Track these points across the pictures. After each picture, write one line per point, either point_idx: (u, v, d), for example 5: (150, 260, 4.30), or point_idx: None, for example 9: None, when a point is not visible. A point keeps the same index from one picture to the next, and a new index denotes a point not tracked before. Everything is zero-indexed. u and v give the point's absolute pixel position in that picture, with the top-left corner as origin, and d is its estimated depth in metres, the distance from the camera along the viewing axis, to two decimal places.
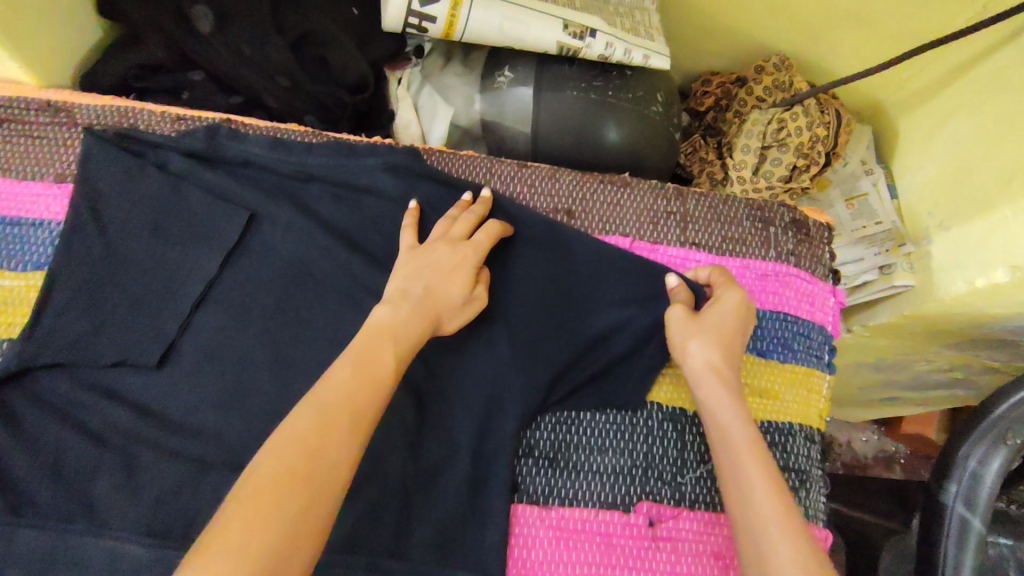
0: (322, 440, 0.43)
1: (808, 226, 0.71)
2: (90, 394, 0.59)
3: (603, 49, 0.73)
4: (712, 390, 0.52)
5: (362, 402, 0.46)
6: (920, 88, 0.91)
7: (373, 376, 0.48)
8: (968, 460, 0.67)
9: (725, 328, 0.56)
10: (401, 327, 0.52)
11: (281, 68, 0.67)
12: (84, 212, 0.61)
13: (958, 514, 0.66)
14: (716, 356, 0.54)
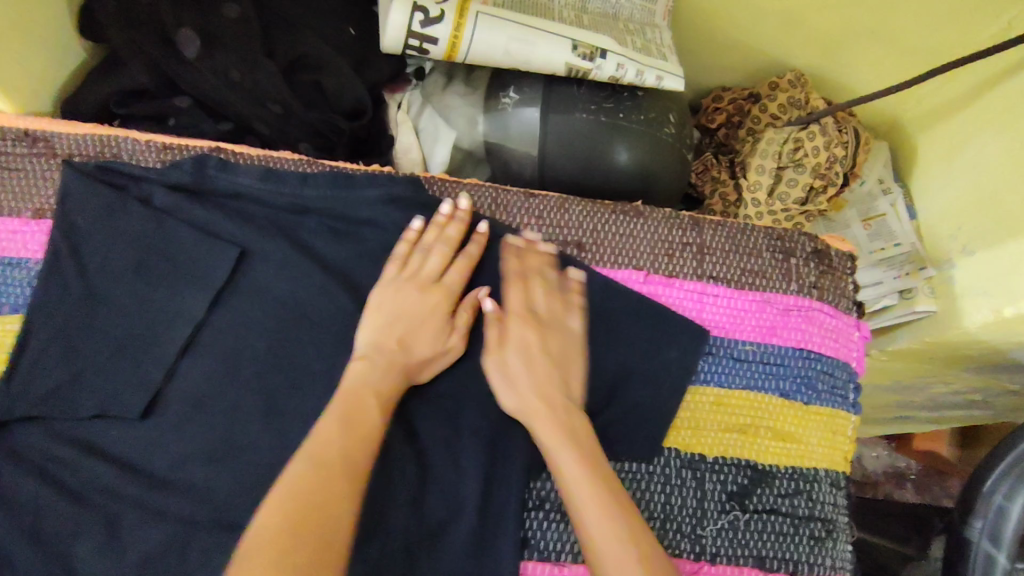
0: (321, 496, 0.44)
1: (831, 256, 0.67)
2: (70, 448, 0.55)
3: (614, 70, 0.69)
4: (550, 440, 0.54)
5: (355, 455, 0.48)
6: (941, 105, 0.87)
7: (362, 430, 0.50)
8: (994, 494, 0.62)
9: (527, 372, 0.57)
10: (373, 378, 0.54)
11: (273, 94, 0.62)
12: (63, 251, 0.57)
13: (983, 549, 0.61)
14: (547, 402, 0.56)
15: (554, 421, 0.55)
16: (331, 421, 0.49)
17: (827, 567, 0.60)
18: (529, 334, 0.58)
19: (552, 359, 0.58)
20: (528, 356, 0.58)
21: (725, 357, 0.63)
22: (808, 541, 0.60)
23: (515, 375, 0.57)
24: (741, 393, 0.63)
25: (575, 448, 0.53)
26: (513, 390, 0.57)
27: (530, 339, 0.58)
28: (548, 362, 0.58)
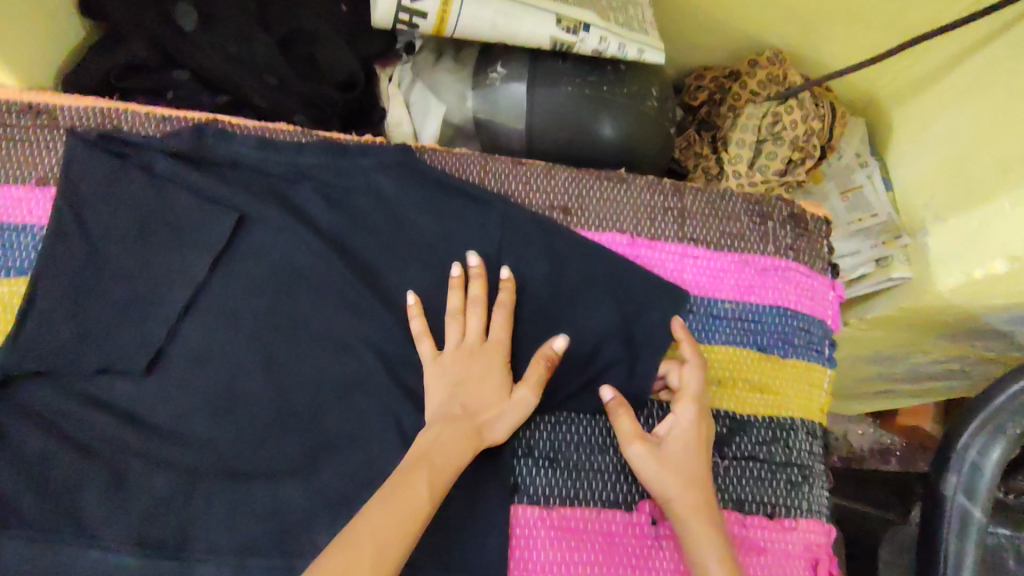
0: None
1: (806, 220, 0.70)
2: (77, 402, 0.57)
3: (597, 44, 0.72)
4: (705, 537, 0.54)
5: (390, 552, 0.44)
6: (915, 79, 0.91)
7: (405, 522, 0.46)
8: (968, 451, 0.68)
9: (689, 464, 0.56)
10: (440, 454, 0.51)
11: (269, 67, 0.65)
12: (68, 216, 0.60)
13: (959, 504, 0.67)
14: (699, 495, 0.55)
15: (702, 517, 0.55)
16: (380, 510, 0.46)
17: (804, 509, 0.62)
18: (695, 430, 0.57)
19: (704, 453, 0.58)
20: (702, 450, 0.57)
21: (705, 314, 0.66)
22: (785, 485, 0.63)
23: (659, 470, 0.56)
24: (721, 348, 0.66)
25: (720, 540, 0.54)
26: (664, 482, 0.56)
27: (700, 434, 0.58)
28: (706, 457, 0.58)
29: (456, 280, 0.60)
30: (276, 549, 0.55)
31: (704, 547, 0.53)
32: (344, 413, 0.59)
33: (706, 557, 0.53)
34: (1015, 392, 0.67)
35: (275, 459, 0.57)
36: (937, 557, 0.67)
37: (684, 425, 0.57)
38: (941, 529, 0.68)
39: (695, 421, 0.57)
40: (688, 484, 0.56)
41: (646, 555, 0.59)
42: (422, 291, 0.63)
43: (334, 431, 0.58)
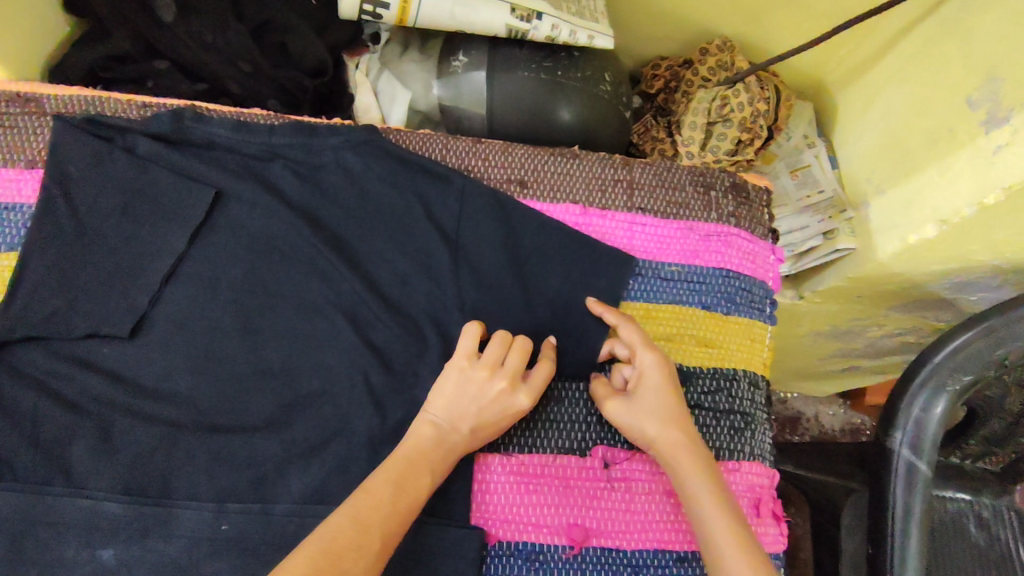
0: (361, 529, 0.47)
1: (748, 189, 0.75)
2: (65, 364, 0.61)
3: (550, 31, 0.77)
4: (685, 466, 0.57)
5: (400, 506, 0.51)
6: (858, 62, 0.97)
7: (414, 487, 0.52)
8: (912, 408, 0.73)
9: (659, 403, 0.60)
10: (445, 450, 0.56)
11: (243, 54, 0.70)
12: (56, 194, 0.64)
13: (905, 458, 0.72)
14: (673, 431, 0.59)
15: (677, 450, 0.58)
16: (391, 473, 0.52)
17: (747, 453, 0.67)
18: (660, 372, 0.61)
19: (675, 390, 0.61)
20: (671, 388, 0.61)
21: (653, 276, 0.71)
22: (729, 430, 0.67)
23: (633, 418, 0.60)
24: (668, 307, 0.71)
25: (700, 466, 0.57)
26: (641, 427, 0.59)
27: (666, 373, 0.61)
28: (676, 394, 0.61)
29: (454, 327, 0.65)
30: (255, 495, 0.59)
31: (682, 475, 0.57)
32: (317, 370, 0.63)
33: (688, 484, 0.56)
34: (955, 349, 0.72)
35: (251, 413, 0.61)
36: (887, 507, 0.72)
37: (649, 370, 0.61)
38: (890, 481, 0.73)
39: (657, 363, 0.61)
40: (662, 422, 0.59)
41: (599, 496, 0.63)
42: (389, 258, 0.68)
43: (308, 387, 0.63)
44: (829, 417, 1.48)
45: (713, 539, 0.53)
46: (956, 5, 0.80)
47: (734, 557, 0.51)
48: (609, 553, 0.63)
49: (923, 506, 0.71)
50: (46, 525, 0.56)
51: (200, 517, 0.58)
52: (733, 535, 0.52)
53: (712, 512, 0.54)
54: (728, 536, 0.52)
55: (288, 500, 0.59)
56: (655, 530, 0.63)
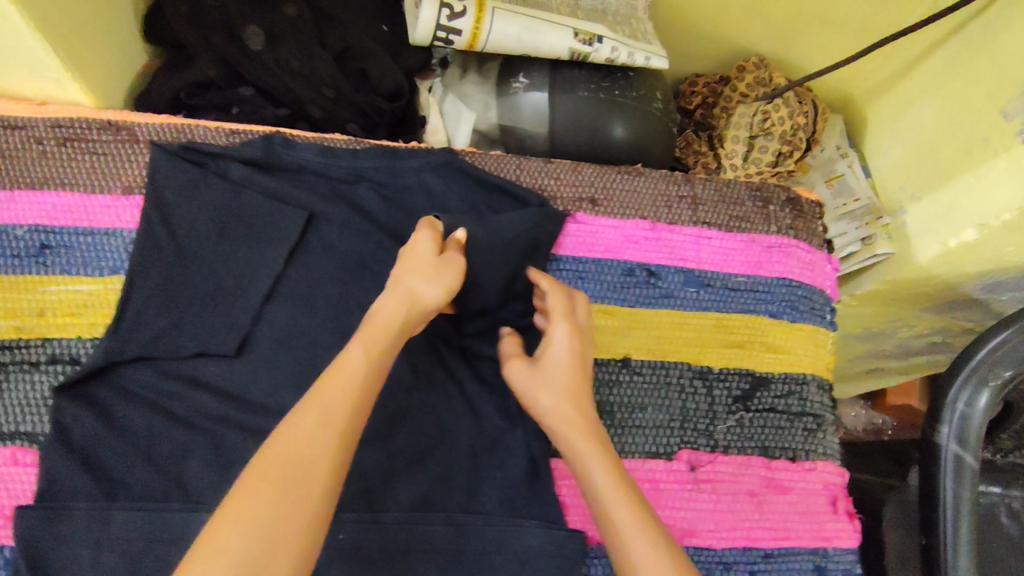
0: (306, 445, 0.45)
1: (801, 203, 0.80)
2: (176, 382, 0.63)
3: (610, 53, 0.81)
4: (579, 440, 0.56)
5: (344, 415, 0.47)
6: (886, 76, 1.02)
7: (339, 395, 0.48)
8: (957, 403, 0.77)
9: (561, 377, 0.59)
10: (371, 327, 0.54)
11: (327, 81, 0.73)
12: (155, 218, 0.67)
13: (953, 452, 0.76)
14: (572, 404, 0.58)
15: (578, 423, 0.57)
16: (329, 383, 0.49)
17: (820, 452, 0.71)
18: (568, 345, 0.61)
19: (579, 367, 0.61)
20: (576, 364, 0.61)
21: (722, 287, 0.75)
22: (803, 432, 0.72)
23: (534, 387, 0.59)
24: (737, 316, 0.75)
25: (596, 440, 0.56)
26: (543, 399, 0.59)
27: (574, 348, 0.61)
28: (579, 369, 0.61)
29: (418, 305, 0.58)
30: (364, 504, 0.61)
31: (581, 448, 0.56)
32: (415, 382, 0.66)
33: (581, 456, 0.55)
34: (995, 345, 0.76)
35: None
36: (939, 500, 0.76)
37: (558, 342, 0.61)
38: (938, 474, 0.76)
39: (566, 336, 0.61)
40: (561, 395, 0.58)
41: (687, 497, 0.67)
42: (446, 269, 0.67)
43: (406, 399, 0.65)
44: (851, 418, 1.53)
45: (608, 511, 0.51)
46: (982, 23, 0.85)
47: (630, 529, 0.49)
48: (700, 552, 0.66)
49: (971, 496, 0.75)
50: (167, 541, 0.58)
51: None
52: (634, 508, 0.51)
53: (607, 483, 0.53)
54: (623, 504, 0.51)
55: (396, 508, 0.62)
56: (742, 528, 0.67)
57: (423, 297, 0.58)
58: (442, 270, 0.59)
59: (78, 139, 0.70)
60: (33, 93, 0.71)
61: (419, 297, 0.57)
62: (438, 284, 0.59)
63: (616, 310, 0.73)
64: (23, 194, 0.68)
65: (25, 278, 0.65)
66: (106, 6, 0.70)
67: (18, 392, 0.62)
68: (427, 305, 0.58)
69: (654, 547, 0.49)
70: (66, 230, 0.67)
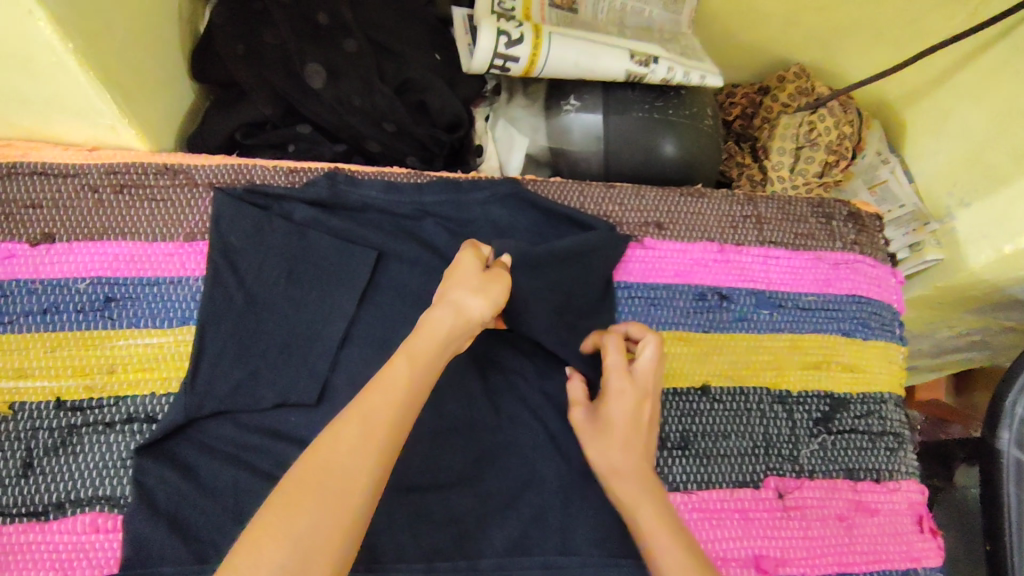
0: (346, 459, 0.41)
1: (863, 217, 0.79)
2: (258, 436, 0.61)
3: (666, 73, 0.80)
4: (635, 495, 0.54)
5: (386, 432, 0.43)
6: (924, 82, 1.00)
7: (381, 408, 0.44)
8: (1015, 407, 0.75)
9: (618, 429, 0.58)
10: (417, 341, 0.49)
11: (389, 114, 0.71)
12: (223, 265, 0.65)
13: (1014, 456, 0.74)
14: (632, 457, 0.57)
15: (636, 473, 0.56)
16: (372, 393, 0.45)
17: (903, 471, 0.71)
18: (624, 398, 0.59)
19: (639, 424, 0.59)
20: (637, 417, 0.59)
21: (793, 307, 0.75)
22: (885, 452, 0.72)
23: (592, 444, 0.59)
24: (811, 337, 0.74)
25: (655, 495, 0.54)
26: (598, 455, 0.58)
27: (628, 402, 0.59)
28: (638, 422, 0.59)
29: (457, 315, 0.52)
30: (459, 551, 0.60)
31: (636, 497, 0.54)
32: (499, 423, 0.64)
33: (636, 509, 0.53)
34: None
35: (444, 470, 0.62)
36: (1002, 503, 0.74)
37: (617, 397, 0.59)
38: (1001, 480, 0.75)
39: (621, 390, 0.59)
40: (618, 450, 0.57)
41: (778, 525, 0.67)
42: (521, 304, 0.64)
43: (491, 440, 0.64)
44: None
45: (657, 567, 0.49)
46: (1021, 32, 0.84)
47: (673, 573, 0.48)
48: None
49: None
50: None
51: None
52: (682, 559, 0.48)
53: (659, 538, 0.51)
54: (669, 547, 0.49)
55: (492, 554, 0.60)
56: (833, 554, 0.67)
57: (468, 307, 0.53)
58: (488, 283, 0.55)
59: (134, 185, 0.67)
60: (82, 138, 0.67)
61: (464, 307, 0.53)
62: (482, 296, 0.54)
63: (690, 337, 0.72)
64: (81, 244, 0.65)
65: (90, 334, 0.63)
66: (159, 47, 0.68)
67: (93, 454, 0.61)
68: (471, 317, 0.53)
69: None
70: (130, 280, 0.65)
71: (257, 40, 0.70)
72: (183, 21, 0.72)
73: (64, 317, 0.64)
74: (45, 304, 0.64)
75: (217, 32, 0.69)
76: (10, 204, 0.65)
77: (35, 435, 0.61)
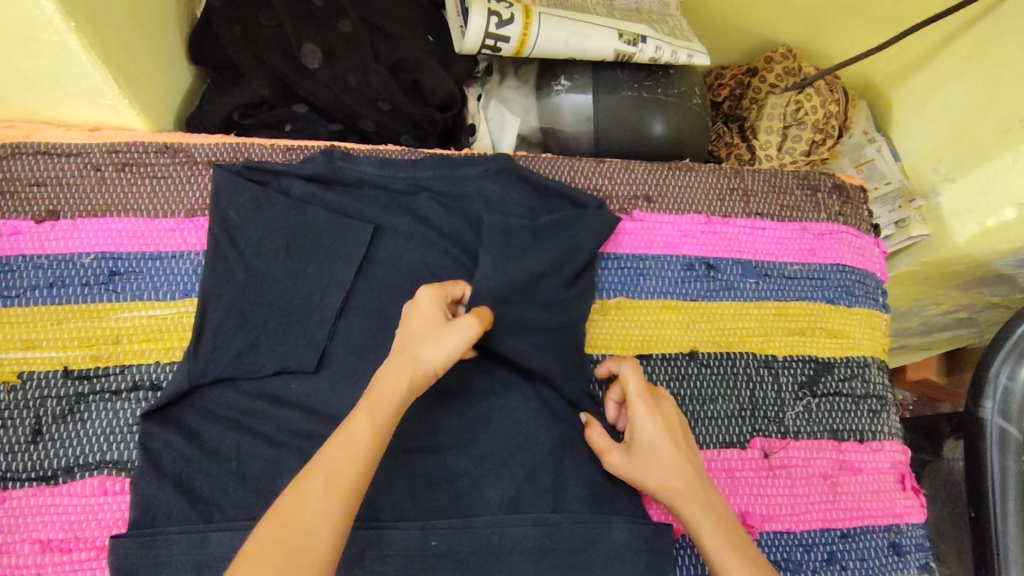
0: (307, 514, 0.44)
1: (847, 189, 0.82)
2: (259, 402, 0.63)
3: (653, 52, 0.82)
4: (697, 514, 0.56)
5: (347, 490, 0.46)
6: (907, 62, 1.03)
7: (342, 467, 0.47)
8: (999, 377, 0.75)
9: (660, 457, 0.59)
10: (376, 395, 0.51)
11: (383, 94, 0.74)
12: (224, 240, 0.67)
13: (997, 426, 0.75)
14: (682, 477, 0.58)
15: (691, 494, 0.57)
16: (334, 450, 0.48)
17: (886, 432, 0.73)
18: (653, 420, 0.60)
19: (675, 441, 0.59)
20: (670, 434, 0.59)
21: (779, 276, 0.77)
22: (868, 413, 0.73)
23: (640, 472, 0.59)
24: (797, 304, 0.76)
25: (713, 513, 0.56)
26: (649, 480, 0.59)
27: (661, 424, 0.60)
28: (672, 440, 0.60)
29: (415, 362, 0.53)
30: (456, 510, 0.62)
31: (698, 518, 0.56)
32: (493, 388, 0.67)
33: (699, 529, 0.55)
34: None
35: (441, 434, 0.64)
36: (986, 471, 0.75)
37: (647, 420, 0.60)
38: (985, 447, 0.75)
39: (649, 412, 0.60)
40: (668, 471, 0.58)
41: (764, 484, 0.69)
42: (514, 275, 0.67)
43: (485, 404, 0.66)
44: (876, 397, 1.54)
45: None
46: (1008, 8, 0.86)
47: None
48: (781, 536, 0.68)
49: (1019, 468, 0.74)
50: None
51: (410, 537, 0.59)
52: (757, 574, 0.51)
53: (728, 560, 0.53)
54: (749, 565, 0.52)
55: (486, 512, 0.62)
56: (818, 510, 0.69)
57: (422, 359, 0.53)
58: (448, 331, 0.55)
59: (135, 163, 0.69)
60: (83, 119, 0.70)
61: (423, 361, 0.53)
62: (444, 348, 0.55)
63: (678, 305, 0.74)
64: (86, 221, 0.67)
65: (96, 307, 0.65)
66: (157, 30, 0.70)
67: (101, 420, 0.62)
68: (430, 371, 0.54)
69: None
70: (133, 255, 0.67)
71: (254, 22, 0.71)
72: (181, 6, 0.75)
73: (68, 290, 0.65)
74: (51, 278, 0.65)
75: (215, 15, 0.71)
76: (17, 183, 0.67)
77: (43, 403, 0.63)
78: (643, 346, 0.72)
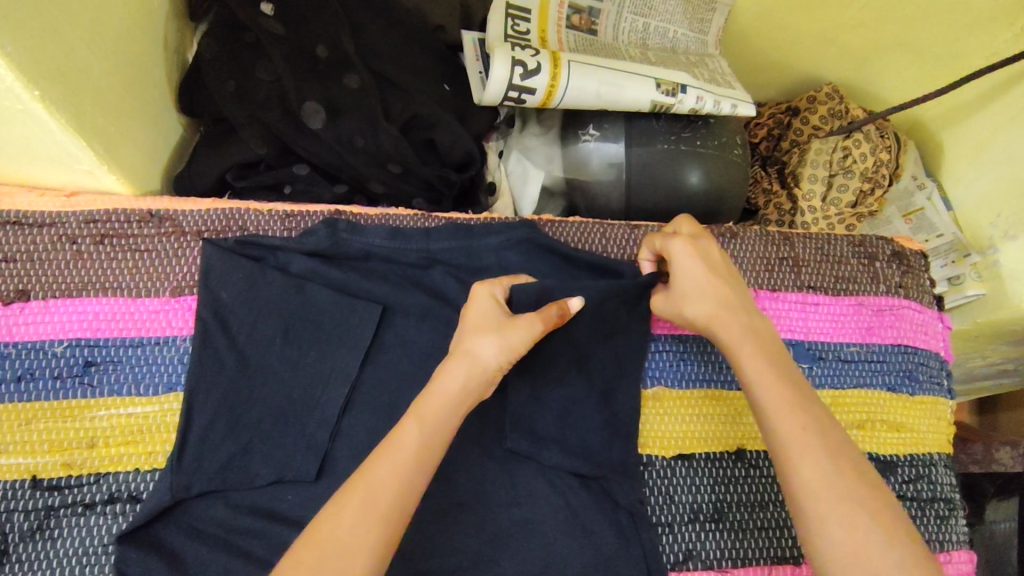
0: (346, 531, 0.39)
1: (908, 256, 0.73)
2: (252, 517, 0.56)
3: (695, 103, 0.74)
4: (755, 368, 0.48)
5: (389, 505, 0.41)
6: (953, 107, 0.92)
7: (387, 486, 0.41)
8: None
9: (698, 283, 0.52)
10: (430, 399, 0.45)
11: (395, 156, 0.66)
12: (212, 325, 0.59)
13: None
14: (732, 304, 0.51)
15: (743, 334, 0.50)
16: (380, 465, 0.42)
17: (954, 542, 0.67)
18: (697, 259, 0.52)
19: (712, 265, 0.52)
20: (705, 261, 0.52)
21: (834, 359, 0.69)
22: (935, 520, 0.68)
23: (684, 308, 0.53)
24: (854, 392, 0.69)
25: (762, 356, 0.49)
26: (693, 308, 0.52)
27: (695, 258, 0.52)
28: (722, 272, 0.53)
29: (476, 368, 0.47)
30: None
31: (763, 383, 0.47)
32: (514, 499, 0.59)
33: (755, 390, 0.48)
34: None
35: (456, 554, 0.57)
36: None
37: (681, 258, 0.52)
38: None
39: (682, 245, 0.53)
40: (710, 296, 0.51)
41: None
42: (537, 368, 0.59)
43: (506, 519, 0.58)
44: None
45: (791, 451, 0.44)
46: None
47: (817, 463, 0.43)
48: None
49: None
50: None
51: None
52: (824, 452, 0.44)
53: (792, 426, 0.45)
54: (817, 440, 0.44)
55: None
56: None
57: (484, 359, 0.48)
58: (511, 326, 0.49)
59: (114, 234, 0.61)
60: (60, 183, 0.61)
61: (483, 359, 0.48)
62: (507, 345, 0.48)
63: (724, 396, 0.66)
64: (59, 302, 0.60)
65: (70, 404, 0.58)
66: (141, 84, 0.62)
67: (72, 539, 0.56)
68: (490, 368, 0.48)
69: (851, 484, 0.43)
70: (111, 342, 0.60)
71: (250, 75, 0.64)
72: (169, 54, 0.67)
73: (37, 384, 0.58)
74: (19, 371, 0.58)
75: (206, 68, 0.63)
76: None
77: (9, 518, 0.56)
78: (684, 444, 0.64)
